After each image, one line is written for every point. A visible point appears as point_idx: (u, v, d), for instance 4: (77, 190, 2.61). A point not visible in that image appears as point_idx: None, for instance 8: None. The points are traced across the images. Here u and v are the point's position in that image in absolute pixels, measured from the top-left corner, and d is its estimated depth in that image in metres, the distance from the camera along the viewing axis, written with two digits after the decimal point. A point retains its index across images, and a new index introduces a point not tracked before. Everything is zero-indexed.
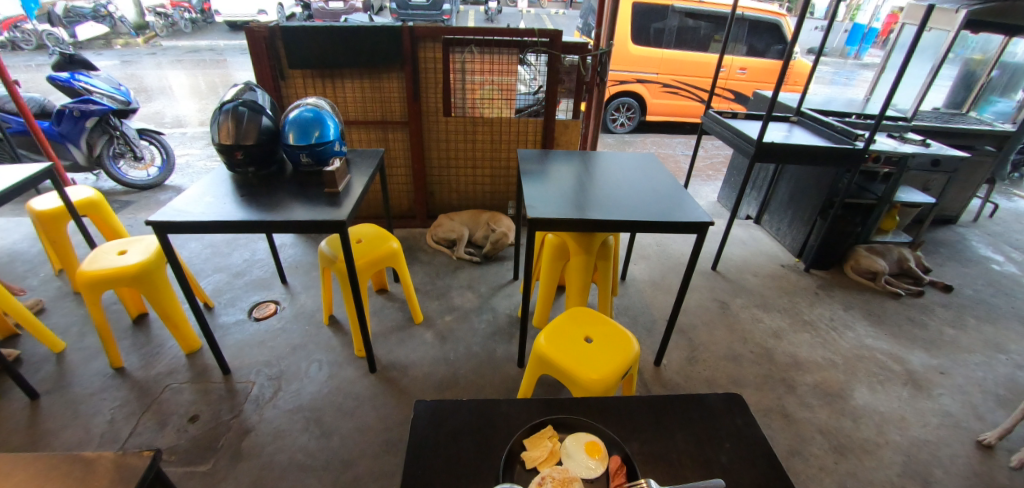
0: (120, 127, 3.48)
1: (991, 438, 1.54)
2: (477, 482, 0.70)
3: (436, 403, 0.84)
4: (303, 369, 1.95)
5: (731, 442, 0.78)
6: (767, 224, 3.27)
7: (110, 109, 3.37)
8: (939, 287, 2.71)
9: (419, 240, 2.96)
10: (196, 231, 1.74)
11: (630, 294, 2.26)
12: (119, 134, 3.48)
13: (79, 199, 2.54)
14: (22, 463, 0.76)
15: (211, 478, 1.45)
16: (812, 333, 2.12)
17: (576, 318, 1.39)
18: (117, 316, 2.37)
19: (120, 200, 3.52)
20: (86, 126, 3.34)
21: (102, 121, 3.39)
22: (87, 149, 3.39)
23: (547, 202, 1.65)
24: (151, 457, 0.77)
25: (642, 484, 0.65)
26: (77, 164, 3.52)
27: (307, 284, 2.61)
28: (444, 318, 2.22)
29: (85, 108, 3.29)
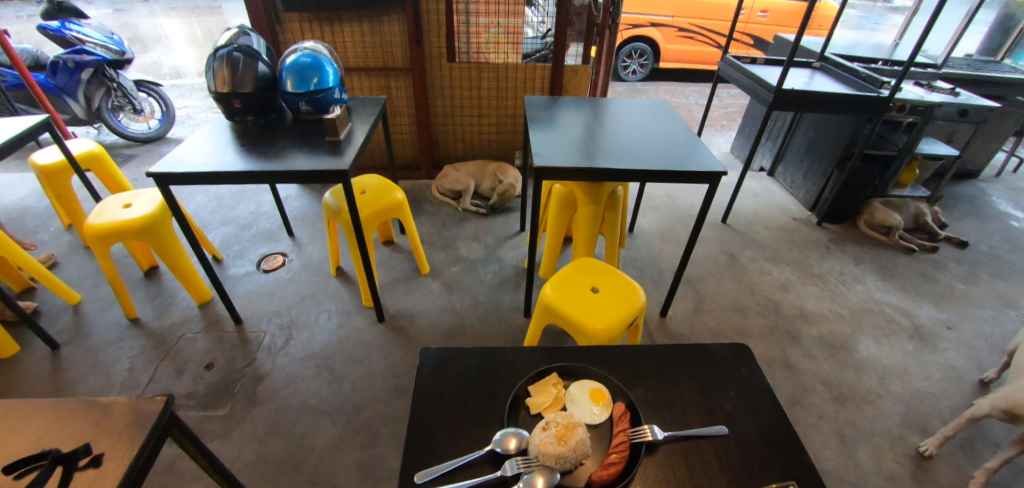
0: (116, 79, 3.35)
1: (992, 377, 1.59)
2: (481, 427, 0.71)
3: (440, 351, 0.84)
4: (313, 318, 1.99)
5: (736, 390, 0.78)
6: (781, 175, 3.16)
7: (104, 60, 3.25)
8: (955, 243, 2.64)
9: (424, 190, 2.91)
10: (197, 182, 1.71)
11: (638, 246, 2.24)
12: (116, 86, 3.37)
13: (81, 152, 2.51)
14: (38, 408, 0.78)
15: (229, 421, 1.52)
16: (821, 287, 2.10)
17: (583, 268, 1.37)
18: (129, 269, 2.41)
19: (124, 154, 3.45)
20: (82, 77, 3.23)
21: (97, 72, 3.28)
22: (86, 102, 3.30)
23: (554, 150, 1.58)
24: (164, 402, 0.78)
25: (645, 430, 0.68)
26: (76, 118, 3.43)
27: (314, 235, 2.61)
28: (450, 269, 2.23)
29: (79, 58, 3.18)
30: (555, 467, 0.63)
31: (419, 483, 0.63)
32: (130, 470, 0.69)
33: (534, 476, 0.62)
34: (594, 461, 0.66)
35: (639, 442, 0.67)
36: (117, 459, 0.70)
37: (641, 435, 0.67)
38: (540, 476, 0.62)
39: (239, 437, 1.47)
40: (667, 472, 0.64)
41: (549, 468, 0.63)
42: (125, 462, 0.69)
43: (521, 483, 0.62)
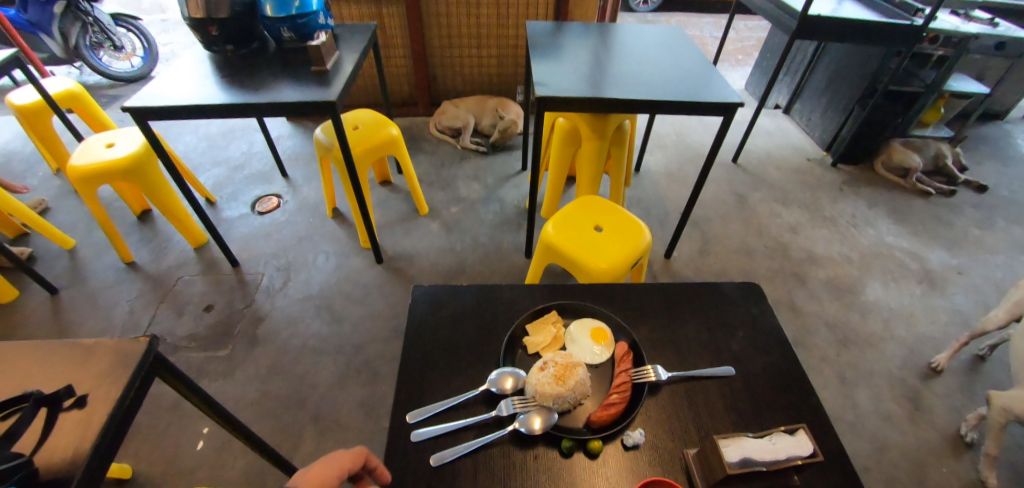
0: (92, 13, 3.10)
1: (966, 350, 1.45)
2: (476, 367, 0.68)
3: (434, 289, 0.79)
4: (310, 259, 1.96)
5: (744, 331, 0.74)
6: (798, 113, 2.99)
7: None
8: (974, 188, 2.52)
9: (422, 128, 2.77)
10: (181, 117, 1.60)
11: (644, 186, 2.14)
12: (93, 21, 3.13)
13: (59, 91, 2.32)
14: (18, 351, 0.75)
15: (231, 361, 1.54)
16: (831, 229, 2.04)
17: (587, 206, 1.30)
18: (121, 213, 2.35)
19: (109, 95, 3.24)
20: (55, 12, 2.96)
21: (70, 6, 3.01)
22: (63, 39, 3.05)
23: (557, 79, 1.45)
24: (147, 343, 0.75)
25: (648, 371, 0.65)
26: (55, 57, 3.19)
27: (308, 175, 2.52)
28: (450, 209, 2.16)
29: None
30: (554, 406, 0.61)
31: (412, 423, 0.61)
32: (116, 411, 0.67)
33: (531, 415, 0.61)
34: (594, 402, 0.65)
35: (641, 383, 0.64)
36: (102, 400, 0.67)
37: (644, 376, 0.64)
38: (537, 416, 0.60)
39: (242, 376, 1.49)
40: (670, 412, 0.62)
41: (547, 408, 0.61)
42: (111, 402, 0.67)
43: (515, 424, 0.61)
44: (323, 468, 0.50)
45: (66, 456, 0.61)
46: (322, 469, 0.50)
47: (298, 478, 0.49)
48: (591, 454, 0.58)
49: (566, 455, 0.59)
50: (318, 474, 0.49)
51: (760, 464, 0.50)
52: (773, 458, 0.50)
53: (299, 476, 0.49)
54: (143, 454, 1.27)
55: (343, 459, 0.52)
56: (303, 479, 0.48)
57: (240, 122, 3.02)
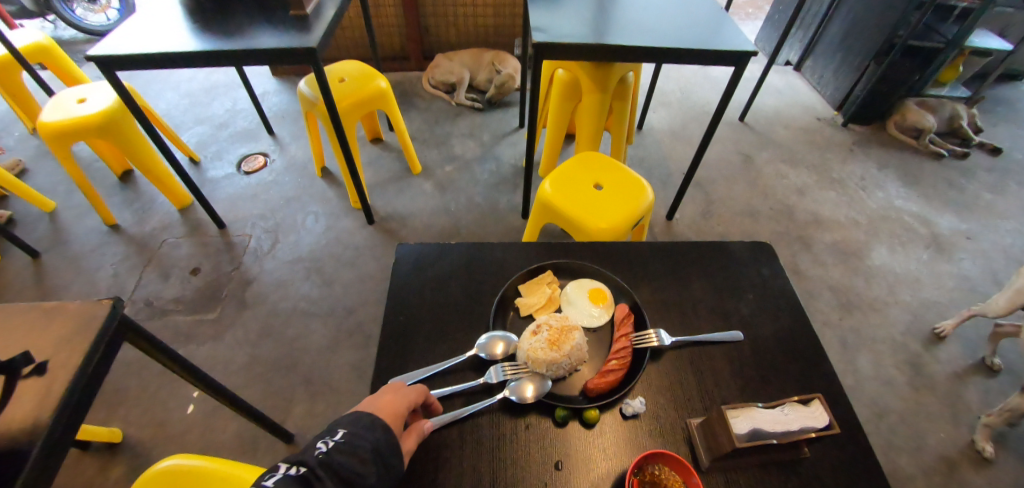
0: None
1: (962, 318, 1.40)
2: (466, 330, 0.63)
3: (420, 248, 0.73)
4: (299, 221, 1.89)
5: (754, 293, 0.69)
6: (809, 70, 2.83)
7: None
8: (988, 150, 2.40)
9: (414, 84, 2.62)
10: (152, 67, 1.47)
11: (646, 145, 2.05)
12: None
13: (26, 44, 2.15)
14: None
15: (220, 324, 1.51)
16: (839, 192, 1.97)
17: (586, 163, 1.23)
18: (100, 173, 2.24)
19: (85, 51, 3.03)
20: None
21: None
22: None
23: (557, 25, 1.32)
24: (111, 305, 0.69)
25: (650, 335, 0.60)
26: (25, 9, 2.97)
27: (295, 133, 2.41)
28: (444, 169, 2.07)
29: None
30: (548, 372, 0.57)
31: None
32: (79, 377, 0.62)
33: (524, 382, 0.56)
34: (591, 368, 0.61)
35: (643, 349, 0.59)
36: (62, 365, 0.62)
37: (646, 340, 0.60)
38: (530, 383, 0.56)
39: (232, 340, 1.46)
40: (672, 378, 0.58)
41: (541, 373, 0.57)
42: (73, 369, 0.62)
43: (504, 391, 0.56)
44: (394, 396, 0.50)
45: (25, 426, 0.57)
46: (393, 398, 0.50)
47: (370, 401, 0.50)
48: (588, 424, 0.54)
49: (560, 424, 0.55)
50: (389, 402, 0.50)
51: (771, 436, 0.46)
52: (785, 430, 0.47)
53: (371, 400, 0.50)
54: (134, 418, 1.26)
55: (403, 389, 0.52)
56: (376, 405, 0.49)
57: (222, 77, 2.86)
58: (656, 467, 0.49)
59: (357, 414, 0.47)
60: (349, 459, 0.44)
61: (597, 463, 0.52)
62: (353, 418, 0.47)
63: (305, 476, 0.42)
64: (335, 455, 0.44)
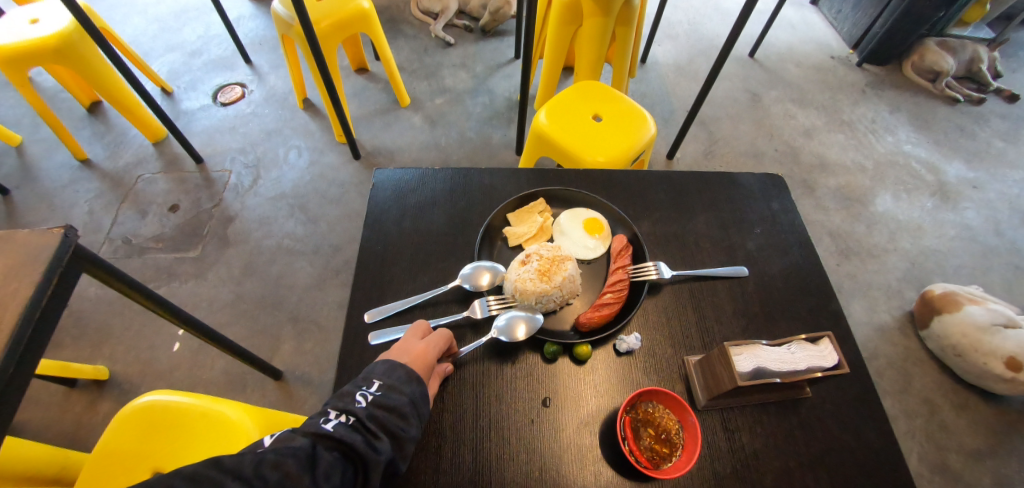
0: None
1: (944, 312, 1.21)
2: (450, 260, 0.59)
3: (401, 173, 0.67)
4: (281, 156, 1.79)
5: (762, 227, 0.64)
6: (827, 3, 2.62)
7: None
8: (1005, 96, 2.25)
9: (400, 8, 2.39)
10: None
11: (649, 80, 1.92)
12: None
13: None
14: None
15: (203, 262, 1.46)
16: (848, 135, 1.88)
17: (585, 92, 1.13)
18: (67, 104, 2.07)
19: None
20: None
21: None
22: None
23: None
24: (63, 235, 0.62)
25: (648, 267, 0.56)
26: None
27: (273, 62, 2.22)
28: (434, 102, 1.94)
29: None
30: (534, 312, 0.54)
31: (370, 322, 0.53)
32: (31, 309, 0.57)
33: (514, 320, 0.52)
34: (584, 302, 0.57)
35: (640, 281, 0.55)
36: (10, 297, 0.57)
37: (644, 273, 0.55)
38: (521, 323, 0.52)
39: (215, 278, 1.42)
40: (670, 314, 0.55)
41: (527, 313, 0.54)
42: (23, 302, 0.57)
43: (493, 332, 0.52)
44: (425, 346, 0.48)
45: None
46: (425, 346, 0.48)
47: (402, 349, 0.48)
48: (578, 361, 0.51)
49: (549, 361, 0.52)
50: (421, 352, 0.48)
51: (775, 375, 0.43)
52: (792, 370, 0.43)
53: (402, 347, 0.48)
54: (120, 355, 1.24)
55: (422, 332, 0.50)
56: (408, 355, 0.47)
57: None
58: (650, 405, 0.47)
59: (390, 365, 0.46)
60: (388, 409, 0.44)
61: (588, 399, 0.49)
62: (388, 369, 0.46)
63: (356, 424, 0.43)
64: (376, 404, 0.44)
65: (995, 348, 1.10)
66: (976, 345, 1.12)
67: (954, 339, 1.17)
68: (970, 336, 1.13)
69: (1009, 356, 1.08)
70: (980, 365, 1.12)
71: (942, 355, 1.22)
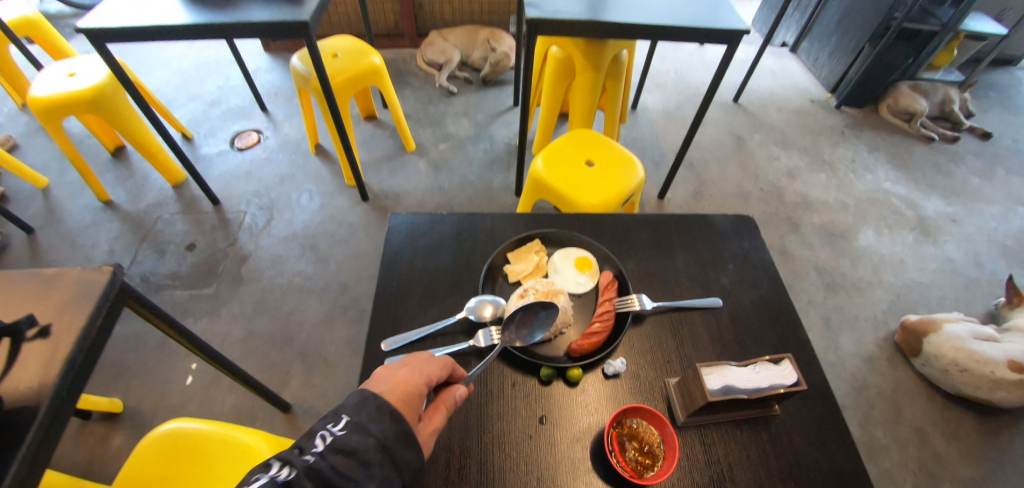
0: None
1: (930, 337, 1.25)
2: (456, 295, 0.66)
3: (412, 217, 0.75)
4: (293, 199, 1.89)
5: (735, 264, 0.72)
6: (804, 52, 2.82)
7: None
8: (978, 135, 2.39)
9: (408, 62, 2.59)
10: (150, 40, 1.41)
11: (640, 126, 2.05)
12: None
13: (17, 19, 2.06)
14: None
15: (217, 299, 1.52)
16: (829, 174, 1.99)
17: (578, 140, 1.24)
18: (93, 150, 2.21)
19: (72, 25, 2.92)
20: None
21: None
22: None
23: (551, 1, 1.32)
24: (112, 272, 0.71)
25: (632, 300, 0.63)
26: None
27: (288, 111, 2.38)
28: (438, 148, 2.07)
29: None
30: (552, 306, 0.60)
31: (387, 351, 0.59)
32: (83, 340, 0.64)
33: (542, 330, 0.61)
34: (575, 331, 0.64)
35: (625, 312, 0.62)
36: (66, 329, 0.64)
37: (628, 304, 0.62)
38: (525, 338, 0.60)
39: (228, 314, 1.48)
40: (651, 341, 0.61)
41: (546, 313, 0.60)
42: (77, 332, 0.64)
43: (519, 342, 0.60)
44: (408, 376, 0.50)
45: (34, 384, 0.59)
46: (408, 376, 0.50)
47: (387, 377, 0.50)
48: (571, 383, 0.58)
49: (545, 383, 0.58)
50: (403, 381, 0.50)
51: (742, 392, 0.49)
52: (756, 387, 0.50)
53: (387, 375, 0.50)
54: (133, 390, 1.28)
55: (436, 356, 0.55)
56: (388, 384, 0.49)
57: (215, 55, 2.81)
58: (635, 421, 0.53)
59: (364, 396, 0.48)
60: (347, 454, 0.44)
61: (580, 417, 0.55)
62: (360, 401, 0.47)
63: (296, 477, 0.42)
64: (337, 443, 0.45)
65: (991, 356, 1.15)
66: (974, 357, 1.16)
67: (951, 356, 1.20)
68: (963, 348, 1.18)
69: (1006, 360, 1.13)
70: (987, 375, 1.15)
71: (946, 376, 1.22)
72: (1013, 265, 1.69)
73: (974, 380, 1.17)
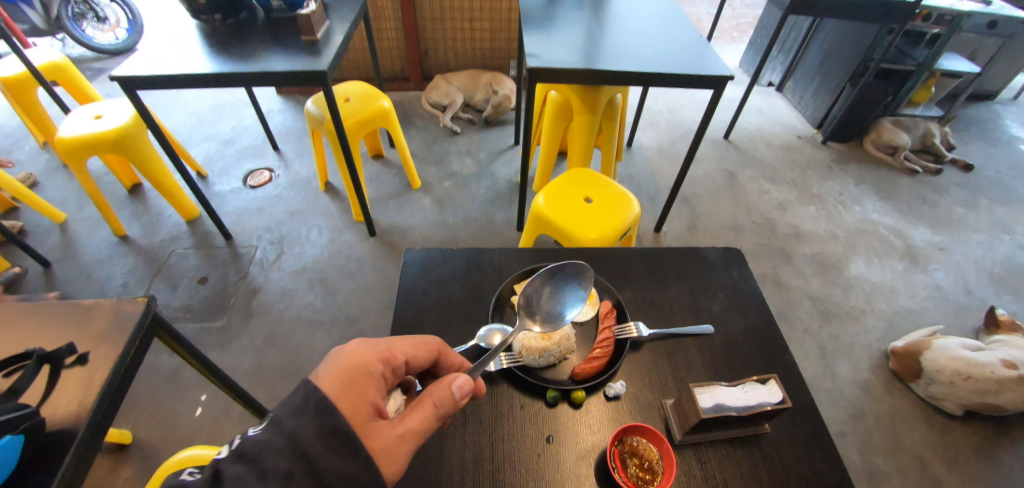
0: None
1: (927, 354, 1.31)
2: (467, 325, 0.71)
3: (425, 252, 0.81)
4: (303, 234, 1.96)
5: (724, 293, 0.78)
6: (790, 91, 2.98)
7: None
8: (961, 167, 2.49)
9: (414, 104, 2.73)
10: (173, 87, 1.48)
11: (636, 163, 2.16)
12: None
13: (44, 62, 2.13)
14: (17, 321, 0.74)
15: (228, 332, 1.56)
16: (818, 207, 2.08)
17: (577, 178, 1.32)
18: (111, 186, 2.29)
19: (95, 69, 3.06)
20: None
21: None
22: (43, 9, 2.86)
23: (550, 52, 1.44)
24: (146, 303, 0.77)
25: (630, 327, 0.68)
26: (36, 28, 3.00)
27: (299, 151, 2.50)
28: (443, 185, 2.16)
29: None
30: (566, 268, 0.69)
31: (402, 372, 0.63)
32: (118, 366, 0.69)
33: (572, 310, 0.68)
34: (578, 356, 0.69)
35: (623, 339, 0.67)
36: (104, 357, 0.69)
37: (626, 332, 0.68)
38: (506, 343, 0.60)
39: (238, 347, 1.52)
40: (649, 366, 0.66)
41: (562, 279, 0.69)
42: (113, 359, 0.69)
43: (539, 329, 0.65)
44: (353, 357, 0.51)
45: (73, 408, 0.64)
46: (354, 356, 0.51)
47: (336, 359, 0.51)
48: (575, 404, 0.62)
49: (551, 405, 0.62)
50: (349, 362, 0.50)
51: (732, 409, 0.54)
52: (745, 405, 0.55)
53: (336, 359, 0.51)
54: (143, 421, 1.30)
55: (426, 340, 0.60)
56: (333, 364, 0.50)
57: (230, 97, 2.96)
58: (635, 440, 0.57)
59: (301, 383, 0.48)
60: (247, 460, 0.41)
61: (584, 437, 0.59)
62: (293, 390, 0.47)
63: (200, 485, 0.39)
64: (244, 445, 0.42)
65: (985, 358, 1.22)
66: (971, 362, 1.23)
67: (953, 366, 1.24)
68: (958, 357, 1.24)
69: (999, 360, 1.21)
70: (989, 376, 1.20)
71: (954, 389, 1.25)
72: (1002, 292, 1.74)
73: (983, 384, 1.21)
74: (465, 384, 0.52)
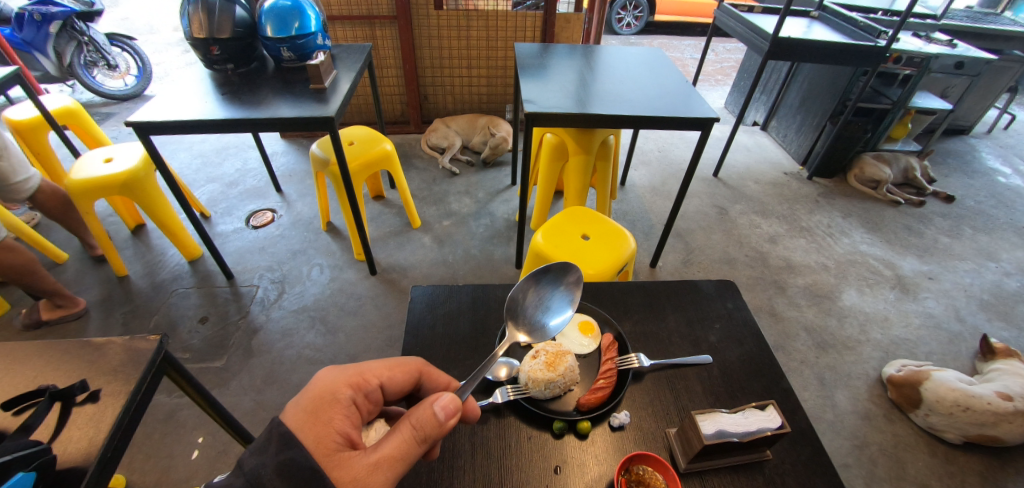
0: (88, 32, 3.05)
1: (927, 382, 1.32)
2: (474, 357, 0.74)
3: (433, 288, 0.85)
4: (304, 272, 1.99)
5: (721, 323, 0.81)
6: (774, 130, 3.13)
7: (73, 11, 2.92)
8: (943, 199, 2.57)
9: (414, 146, 2.85)
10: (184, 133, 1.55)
11: (629, 200, 2.24)
12: (88, 40, 3.06)
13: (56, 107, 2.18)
14: (27, 363, 0.74)
15: (226, 373, 1.55)
16: (808, 239, 2.14)
17: (574, 217, 1.38)
18: (114, 227, 2.29)
19: (104, 113, 3.16)
20: (50, 31, 2.89)
21: (66, 26, 2.96)
22: (57, 58, 2.98)
23: (545, 97, 1.54)
24: (158, 341, 0.78)
25: (632, 358, 0.71)
26: (49, 75, 3.11)
27: (302, 191, 2.56)
28: (442, 223, 2.21)
29: (44, 9, 2.85)
30: (550, 271, 0.77)
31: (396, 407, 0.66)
32: (129, 403, 0.69)
33: (560, 315, 0.75)
34: (582, 388, 0.71)
35: (626, 369, 0.70)
36: (115, 393, 0.70)
37: (629, 362, 0.71)
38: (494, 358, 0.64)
39: (237, 387, 1.51)
40: (651, 397, 0.69)
41: (548, 284, 0.77)
42: (124, 397, 0.70)
43: (525, 337, 0.72)
44: (322, 388, 0.54)
45: (83, 447, 0.64)
46: (322, 387, 0.54)
47: (307, 393, 0.54)
48: (581, 435, 0.64)
49: (558, 436, 0.64)
50: (317, 393, 0.53)
51: (734, 435, 0.56)
52: (746, 431, 0.57)
53: (306, 394, 0.53)
54: (137, 465, 1.27)
55: (404, 362, 0.63)
56: (305, 397, 0.53)
57: (234, 139, 3.05)
58: (642, 468, 0.58)
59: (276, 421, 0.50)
60: None
61: (590, 468, 0.61)
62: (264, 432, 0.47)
63: None
64: None
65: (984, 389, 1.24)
66: (969, 394, 1.24)
67: (951, 396, 1.26)
68: (956, 388, 1.26)
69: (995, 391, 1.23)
70: (987, 407, 1.21)
71: (953, 421, 1.26)
72: (993, 320, 1.77)
73: (978, 414, 1.22)
74: (449, 404, 0.52)
